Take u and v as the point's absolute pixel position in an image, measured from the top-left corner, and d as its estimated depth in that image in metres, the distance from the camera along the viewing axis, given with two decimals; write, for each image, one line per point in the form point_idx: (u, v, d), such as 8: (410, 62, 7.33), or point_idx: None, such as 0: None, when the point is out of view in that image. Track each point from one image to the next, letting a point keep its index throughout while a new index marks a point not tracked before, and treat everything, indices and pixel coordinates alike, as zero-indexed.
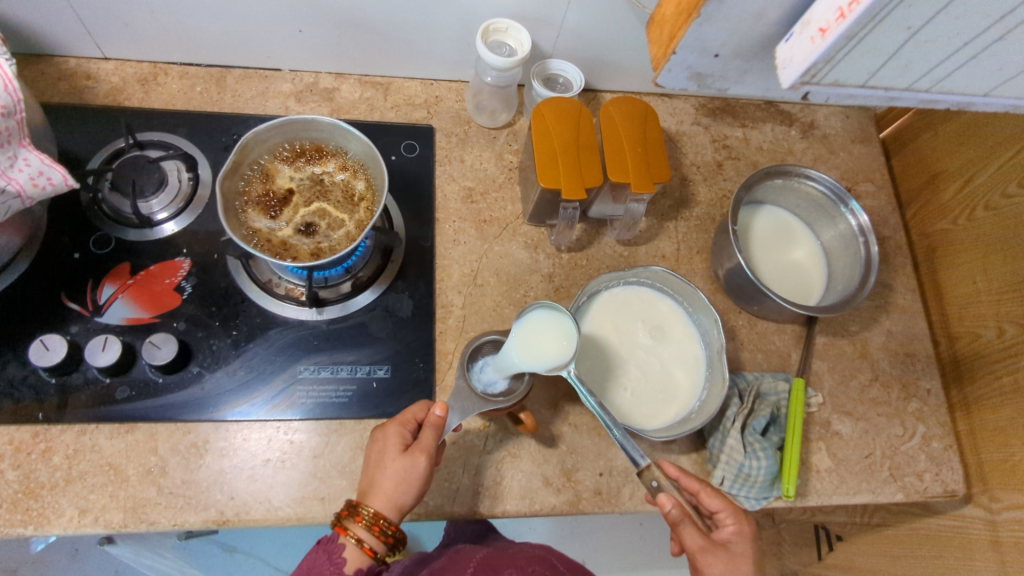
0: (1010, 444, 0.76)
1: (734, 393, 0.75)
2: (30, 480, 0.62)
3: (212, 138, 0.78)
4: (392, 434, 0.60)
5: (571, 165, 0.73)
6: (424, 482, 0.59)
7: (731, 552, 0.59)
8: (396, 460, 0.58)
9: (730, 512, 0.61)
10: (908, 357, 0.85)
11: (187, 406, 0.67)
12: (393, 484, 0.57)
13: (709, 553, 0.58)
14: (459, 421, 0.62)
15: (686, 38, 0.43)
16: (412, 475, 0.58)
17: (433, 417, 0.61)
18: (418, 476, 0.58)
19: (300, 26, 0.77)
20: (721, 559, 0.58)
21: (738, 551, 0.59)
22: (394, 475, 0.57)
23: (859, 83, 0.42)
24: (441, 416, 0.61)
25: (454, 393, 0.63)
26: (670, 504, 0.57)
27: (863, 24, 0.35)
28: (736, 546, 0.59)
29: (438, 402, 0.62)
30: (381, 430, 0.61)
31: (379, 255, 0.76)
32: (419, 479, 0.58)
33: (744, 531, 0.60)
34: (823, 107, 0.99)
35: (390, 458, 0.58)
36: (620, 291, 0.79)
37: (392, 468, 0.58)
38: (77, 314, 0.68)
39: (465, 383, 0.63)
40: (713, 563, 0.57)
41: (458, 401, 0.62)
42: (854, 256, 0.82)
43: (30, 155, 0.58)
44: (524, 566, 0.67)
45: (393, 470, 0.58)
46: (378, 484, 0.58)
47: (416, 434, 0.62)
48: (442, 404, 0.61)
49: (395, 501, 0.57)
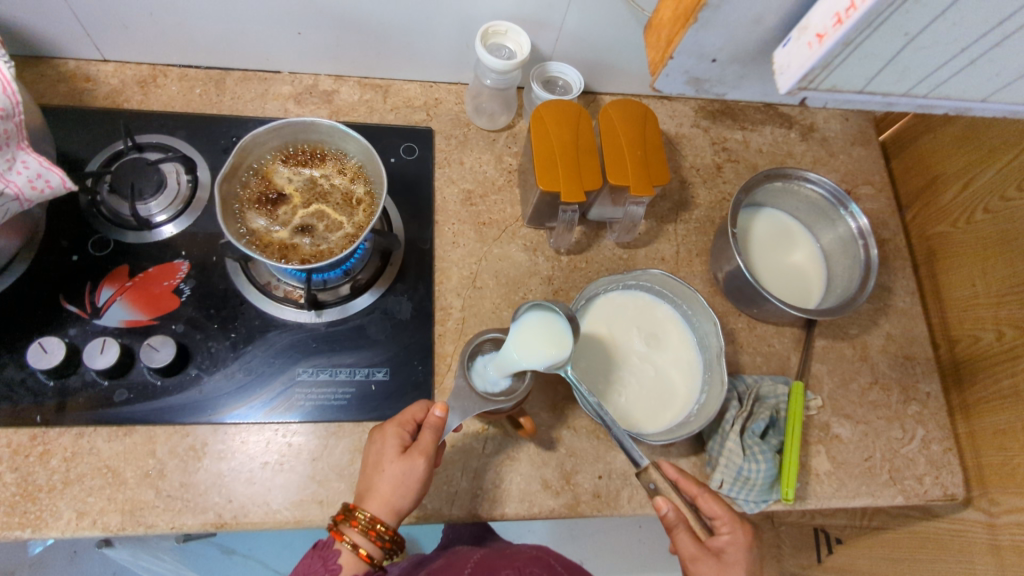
0: (1010, 447, 0.76)
1: (733, 396, 0.75)
2: (28, 483, 0.62)
3: (211, 140, 0.78)
4: (391, 435, 0.60)
5: (570, 168, 0.73)
6: (423, 486, 0.58)
7: (723, 561, 0.59)
8: (394, 463, 0.58)
9: (727, 521, 0.61)
10: (908, 359, 0.85)
11: (185, 409, 0.66)
12: (392, 488, 0.57)
13: (701, 561, 0.58)
14: (460, 421, 0.62)
15: (684, 43, 0.43)
16: (410, 478, 0.57)
17: (433, 418, 0.60)
18: (416, 479, 0.58)
19: (300, 28, 0.77)
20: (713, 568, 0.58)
21: (731, 560, 0.59)
22: (391, 478, 0.57)
23: (856, 88, 0.42)
24: (441, 417, 0.59)
25: (454, 393, 0.63)
26: (666, 508, 0.58)
27: (860, 31, 0.35)
28: (730, 555, 0.59)
29: (438, 403, 0.61)
30: (380, 432, 0.61)
31: (378, 258, 0.76)
32: (418, 482, 0.58)
33: (740, 540, 0.60)
34: (822, 109, 0.99)
35: (388, 461, 0.58)
36: (619, 294, 0.79)
37: (390, 471, 0.57)
38: (75, 316, 0.68)
39: (466, 382, 0.63)
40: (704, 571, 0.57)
41: (459, 400, 0.62)
42: (853, 259, 0.82)
43: (28, 157, 0.58)
44: (521, 567, 0.68)
45: (391, 473, 0.57)
46: (376, 488, 0.57)
47: (415, 435, 0.62)
48: (442, 405, 0.60)
49: (393, 505, 0.57)
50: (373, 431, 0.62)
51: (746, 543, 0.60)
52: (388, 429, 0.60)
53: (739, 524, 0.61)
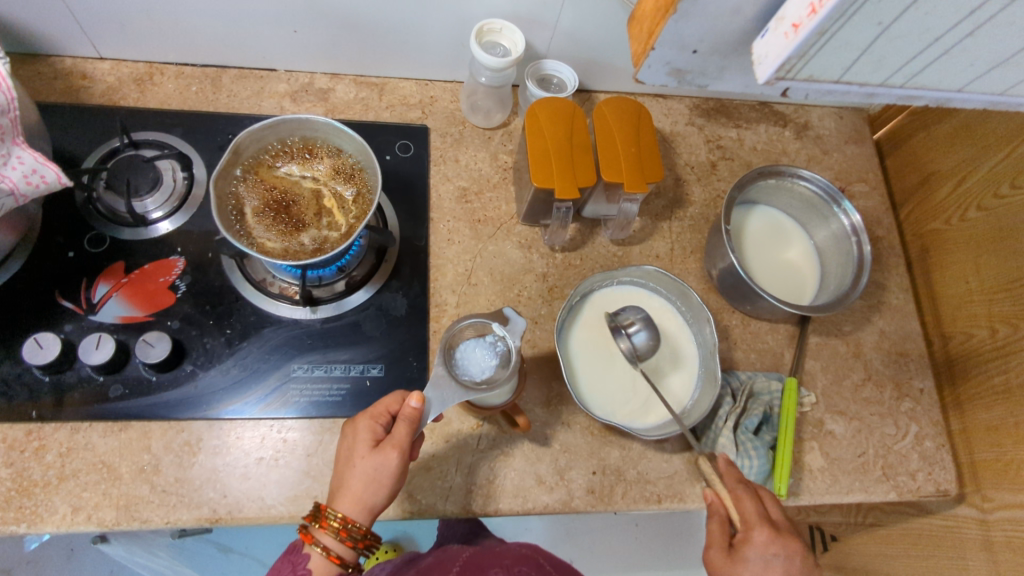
0: (1003, 444, 0.76)
1: (726, 392, 0.76)
2: (23, 478, 0.62)
3: (208, 137, 0.79)
4: (363, 431, 0.59)
5: (565, 164, 0.74)
6: (396, 481, 0.58)
7: (740, 555, 0.59)
8: (365, 459, 0.57)
9: (751, 520, 0.60)
10: (901, 357, 0.85)
11: (181, 405, 0.67)
12: (363, 485, 0.57)
13: (715, 549, 0.61)
14: (438, 410, 0.60)
15: (664, 35, 0.43)
16: (382, 474, 0.57)
17: (409, 409, 0.58)
18: (388, 475, 0.57)
19: (295, 26, 0.78)
20: (722, 560, 0.60)
21: (743, 558, 0.59)
22: (363, 475, 0.57)
23: (833, 78, 0.43)
24: (416, 408, 0.58)
25: (431, 380, 0.61)
26: (712, 498, 0.65)
27: (834, 20, 0.36)
28: (748, 554, 0.59)
29: (414, 392, 0.59)
30: (353, 426, 0.61)
31: (373, 255, 0.77)
32: (391, 476, 0.57)
33: (758, 540, 0.58)
34: (817, 108, 0.99)
35: (359, 456, 0.58)
36: (613, 290, 0.80)
37: (360, 467, 0.57)
38: (71, 313, 0.68)
39: (445, 369, 0.62)
40: (712, 559, 0.60)
41: (437, 389, 0.60)
42: (846, 255, 0.82)
43: (24, 153, 0.58)
44: (510, 565, 0.68)
45: (362, 469, 0.57)
46: (347, 485, 0.57)
47: (389, 426, 0.61)
48: (418, 395, 0.58)
49: (365, 503, 0.57)
50: (347, 425, 0.62)
51: (766, 545, 0.58)
52: (362, 425, 0.60)
53: (767, 526, 0.59)
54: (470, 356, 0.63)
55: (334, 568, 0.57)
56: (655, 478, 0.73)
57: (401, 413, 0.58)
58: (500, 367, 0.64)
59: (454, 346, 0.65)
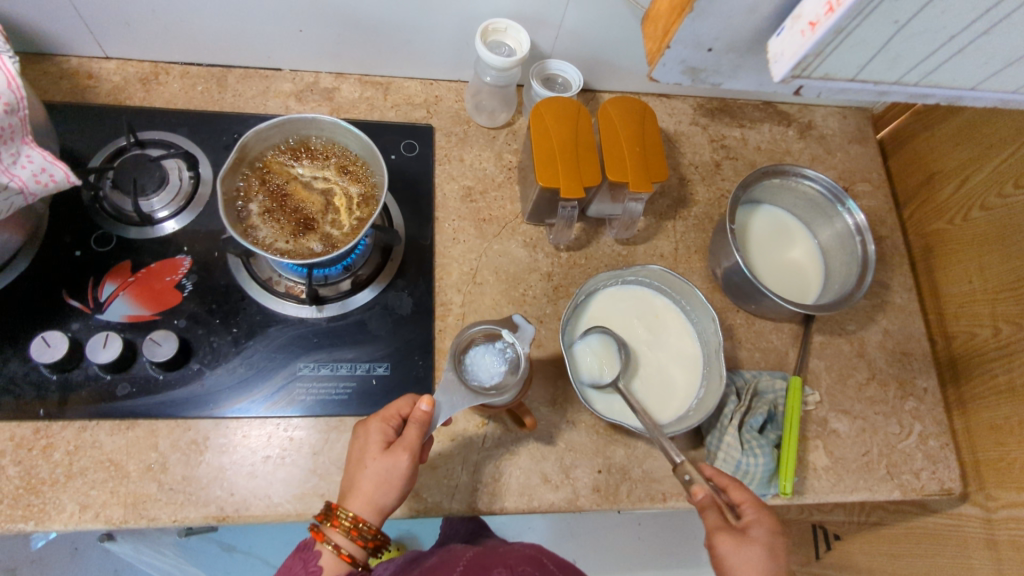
0: (1007, 443, 0.76)
1: (731, 391, 0.76)
2: (32, 476, 0.62)
3: (213, 137, 0.79)
4: (374, 433, 0.60)
5: (570, 163, 0.74)
6: (406, 482, 0.58)
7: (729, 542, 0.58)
8: (376, 461, 0.58)
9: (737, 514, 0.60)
10: (905, 356, 0.85)
11: (188, 403, 0.67)
12: (374, 485, 0.57)
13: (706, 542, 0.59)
14: (448, 415, 0.60)
15: (680, 33, 0.43)
16: (393, 475, 0.57)
17: (419, 412, 0.58)
18: (399, 476, 0.57)
19: (301, 26, 0.78)
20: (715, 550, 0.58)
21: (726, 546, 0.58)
22: (373, 476, 0.57)
23: (848, 77, 0.43)
24: (427, 411, 0.58)
25: (442, 384, 0.61)
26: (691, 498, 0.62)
27: (851, 18, 0.36)
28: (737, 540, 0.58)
29: (424, 396, 0.59)
30: (364, 428, 0.61)
31: (378, 254, 0.77)
32: (402, 478, 0.58)
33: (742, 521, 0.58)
34: (820, 107, 0.99)
35: (370, 458, 0.58)
36: (618, 290, 0.80)
37: (372, 468, 0.58)
38: (77, 311, 0.68)
39: (455, 374, 0.62)
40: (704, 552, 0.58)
41: (447, 393, 0.61)
42: (850, 254, 0.82)
43: (33, 152, 0.58)
44: (514, 565, 0.68)
45: (373, 470, 0.57)
46: (358, 486, 0.58)
47: (401, 429, 0.62)
48: (429, 398, 0.59)
49: (376, 504, 0.57)
50: (357, 427, 0.62)
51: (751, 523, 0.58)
52: (373, 428, 0.60)
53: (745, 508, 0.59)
54: (479, 364, 0.64)
55: (344, 567, 0.58)
56: (660, 477, 0.73)
57: (412, 416, 0.59)
58: (508, 374, 0.65)
59: (463, 351, 0.65)
